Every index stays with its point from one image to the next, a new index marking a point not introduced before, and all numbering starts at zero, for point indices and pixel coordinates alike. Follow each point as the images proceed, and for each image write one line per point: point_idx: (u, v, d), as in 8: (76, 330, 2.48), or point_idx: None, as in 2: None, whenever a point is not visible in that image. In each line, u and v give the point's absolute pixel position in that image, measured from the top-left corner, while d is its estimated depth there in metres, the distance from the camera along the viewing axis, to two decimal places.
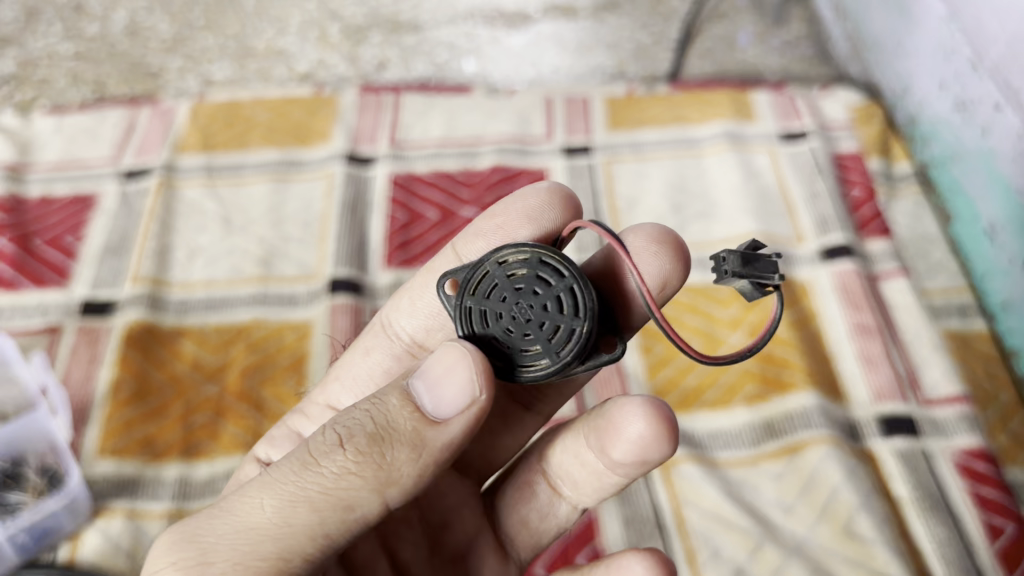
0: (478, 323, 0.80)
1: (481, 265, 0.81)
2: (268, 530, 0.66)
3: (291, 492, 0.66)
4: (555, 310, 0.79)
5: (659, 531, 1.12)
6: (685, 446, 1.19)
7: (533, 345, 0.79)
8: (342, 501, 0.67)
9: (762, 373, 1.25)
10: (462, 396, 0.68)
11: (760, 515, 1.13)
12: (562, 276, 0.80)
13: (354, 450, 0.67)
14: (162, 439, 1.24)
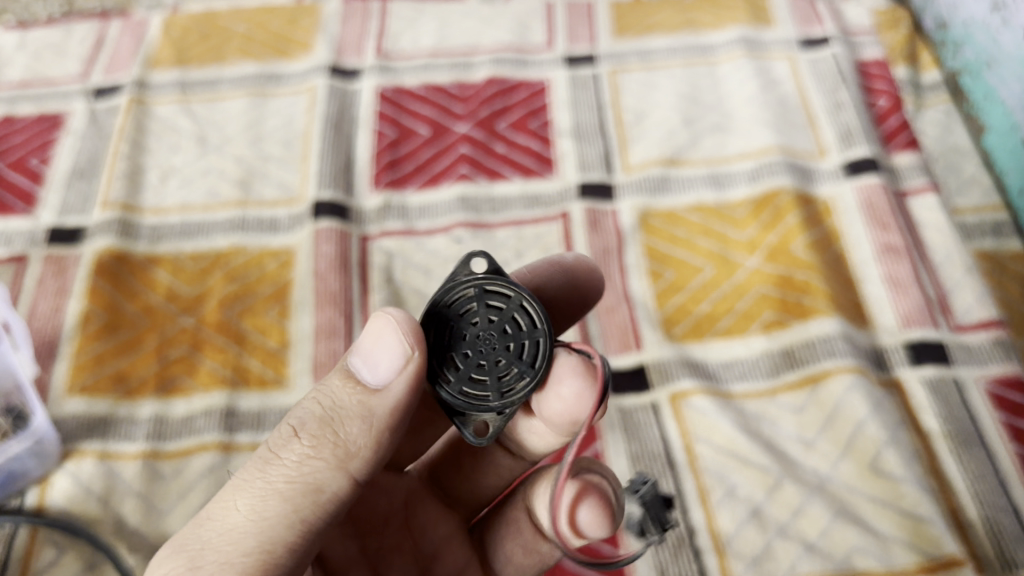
0: (455, 305, 0.72)
1: (515, 290, 0.72)
2: (248, 525, 0.63)
3: (259, 487, 0.64)
4: (496, 376, 0.71)
5: (669, 469, 1.04)
6: (696, 377, 1.11)
7: (457, 365, 0.72)
8: (310, 484, 0.64)
9: (782, 300, 1.16)
10: (397, 357, 0.66)
11: (778, 452, 1.04)
12: (534, 365, 0.71)
13: (306, 436, 0.66)
14: (136, 375, 1.15)
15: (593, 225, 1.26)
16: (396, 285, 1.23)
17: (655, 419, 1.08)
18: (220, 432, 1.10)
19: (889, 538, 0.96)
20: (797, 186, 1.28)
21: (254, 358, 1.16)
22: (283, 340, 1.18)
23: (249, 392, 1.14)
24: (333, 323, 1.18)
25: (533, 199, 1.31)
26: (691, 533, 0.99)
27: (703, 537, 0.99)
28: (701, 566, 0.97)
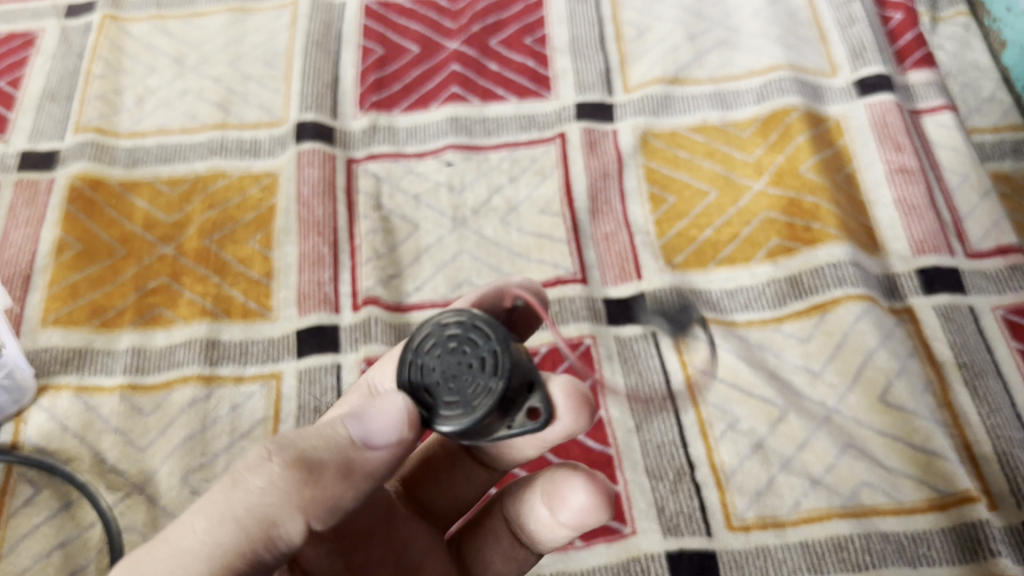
0: (418, 348, 0.62)
1: (465, 313, 0.61)
2: (199, 549, 0.53)
3: (219, 510, 0.54)
4: (466, 399, 0.59)
5: (669, 402, 1.00)
6: (699, 307, 1.06)
7: (429, 401, 0.60)
8: (268, 518, 0.54)
9: (789, 225, 1.10)
10: (394, 436, 0.57)
11: (783, 384, 1.00)
12: (496, 374, 0.59)
13: (279, 460, 0.54)
14: (113, 306, 1.10)
15: (591, 147, 1.20)
16: (385, 212, 1.17)
17: (654, 350, 1.03)
18: (200, 364, 1.05)
19: (898, 473, 0.93)
20: (807, 104, 1.22)
21: (235, 289, 1.11)
22: (266, 270, 1.12)
23: (231, 323, 1.09)
24: (319, 251, 1.13)
25: (528, 120, 1.24)
26: (691, 468, 0.95)
27: (704, 471, 0.95)
28: (701, 501, 0.93)
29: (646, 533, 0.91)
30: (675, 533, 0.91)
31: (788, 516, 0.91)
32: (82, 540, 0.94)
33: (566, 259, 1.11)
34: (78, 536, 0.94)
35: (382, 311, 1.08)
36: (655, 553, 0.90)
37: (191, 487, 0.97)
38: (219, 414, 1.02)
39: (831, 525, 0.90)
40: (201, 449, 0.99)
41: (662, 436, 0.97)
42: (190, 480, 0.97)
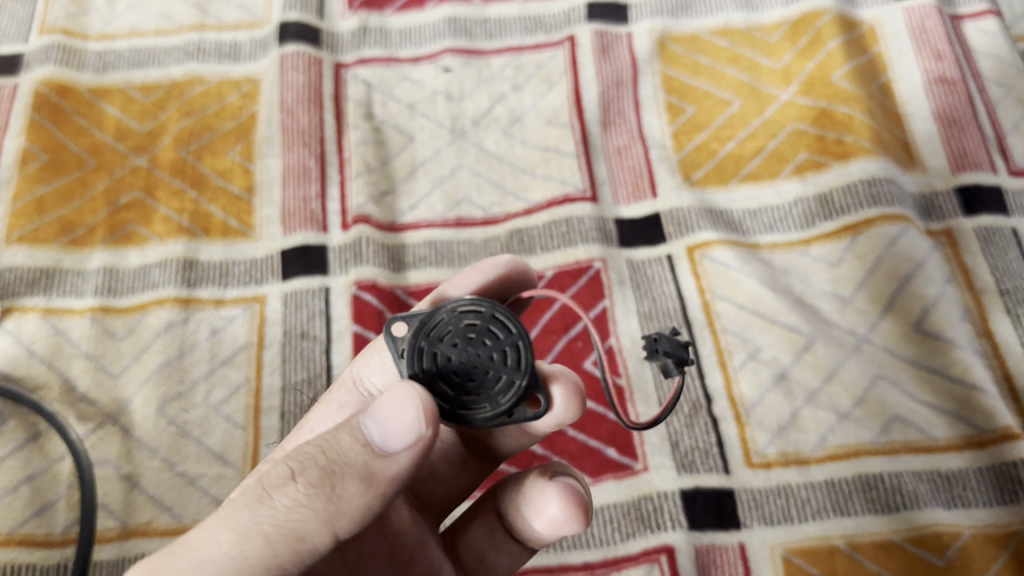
0: (429, 333, 0.56)
1: (484, 303, 0.56)
2: (225, 562, 0.48)
3: (245, 523, 0.49)
4: (484, 391, 0.55)
5: (685, 329, 0.92)
6: (721, 228, 0.97)
7: (444, 389, 0.55)
8: (292, 534, 0.48)
9: (820, 138, 1.01)
10: (417, 436, 0.50)
11: (808, 313, 0.92)
12: (521, 370, 0.55)
13: (302, 480, 0.49)
14: (83, 222, 1.01)
15: (604, 51, 1.10)
16: (377, 122, 1.08)
17: (669, 274, 0.95)
18: (178, 286, 0.97)
19: (932, 409, 0.86)
20: (840, 6, 1.11)
21: (215, 204, 1.02)
22: (248, 184, 1.04)
23: (211, 242, 1.00)
24: (306, 163, 1.04)
25: (534, 22, 1.13)
26: (708, 400, 0.88)
27: (722, 405, 0.88)
28: (719, 436, 0.86)
29: (659, 470, 0.84)
30: (691, 470, 0.84)
31: (812, 453, 0.85)
32: (52, 474, 0.87)
33: (575, 175, 1.02)
34: (46, 470, 0.87)
35: (374, 231, 0.99)
36: (669, 491, 0.83)
37: (167, 418, 0.89)
38: (198, 339, 0.94)
39: (858, 463, 0.84)
40: (178, 377, 0.92)
41: None
42: (167, 410, 0.90)
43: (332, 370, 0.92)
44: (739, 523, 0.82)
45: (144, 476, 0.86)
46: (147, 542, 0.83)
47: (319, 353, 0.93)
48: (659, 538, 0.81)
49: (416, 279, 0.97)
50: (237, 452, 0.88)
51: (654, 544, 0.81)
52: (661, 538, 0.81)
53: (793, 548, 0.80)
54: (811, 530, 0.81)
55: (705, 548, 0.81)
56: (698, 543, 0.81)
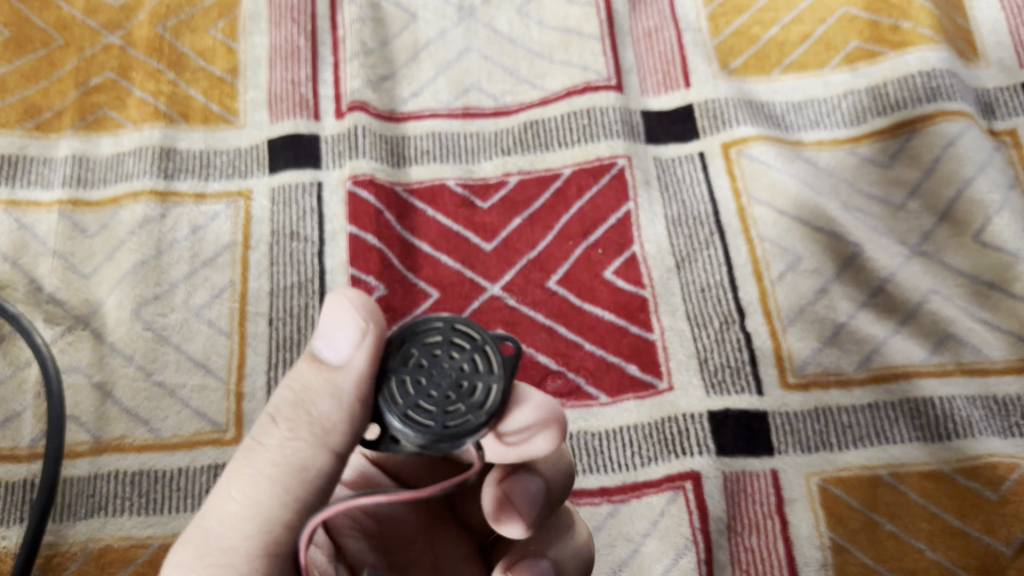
0: (486, 347, 0.47)
1: (502, 372, 0.46)
2: (240, 514, 0.45)
3: (248, 470, 0.46)
4: (407, 397, 0.46)
5: (718, 235, 0.83)
6: (762, 122, 0.88)
7: (423, 336, 0.47)
8: (288, 466, 0.45)
9: (873, 24, 0.91)
10: (354, 333, 0.45)
11: (854, 220, 0.83)
12: (399, 414, 0.46)
13: (280, 419, 0.46)
14: (51, 105, 0.91)
15: None
16: None
17: (702, 174, 0.86)
18: (155, 177, 0.88)
19: (989, 327, 0.78)
20: None
21: (195, 87, 0.92)
22: (232, 67, 0.93)
23: (191, 129, 0.90)
24: (298, 44, 0.94)
25: None
26: (742, 314, 0.79)
27: (757, 320, 0.79)
28: (752, 354, 0.78)
29: (685, 390, 0.76)
30: (720, 391, 0.76)
31: (855, 374, 0.77)
32: (18, 381, 0.79)
33: (599, 61, 0.91)
34: (11, 378, 0.79)
35: (372, 120, 0.89)
36: (696, 413, 0.75)
37: (144, 322, 0.81)
38: (178, 237, 0.85)
39: (905, 386, 0.76)
40: (155, 278, 0.83)
41: (707, 278, 0.81)
42: (143, 314, 0.81)
43: (326, 274, 0.83)
44: (772, 449, 0.74)
45: (117, 385, 0.78)
46: (121, 458, 0.75)
47: (310, 256, 0.84)
48: (684, 464, 0.73)
49: (419, 175, 0.88)
50: (220, 361, 0.80)
51: (678, 470, 0.73)
52: (686, 464, 0.73)
53: (831, 477, 0.73)
54: (851, 457, 0.74)
55: (734, 476, 0.73)
56: (726, 470, 0.73)
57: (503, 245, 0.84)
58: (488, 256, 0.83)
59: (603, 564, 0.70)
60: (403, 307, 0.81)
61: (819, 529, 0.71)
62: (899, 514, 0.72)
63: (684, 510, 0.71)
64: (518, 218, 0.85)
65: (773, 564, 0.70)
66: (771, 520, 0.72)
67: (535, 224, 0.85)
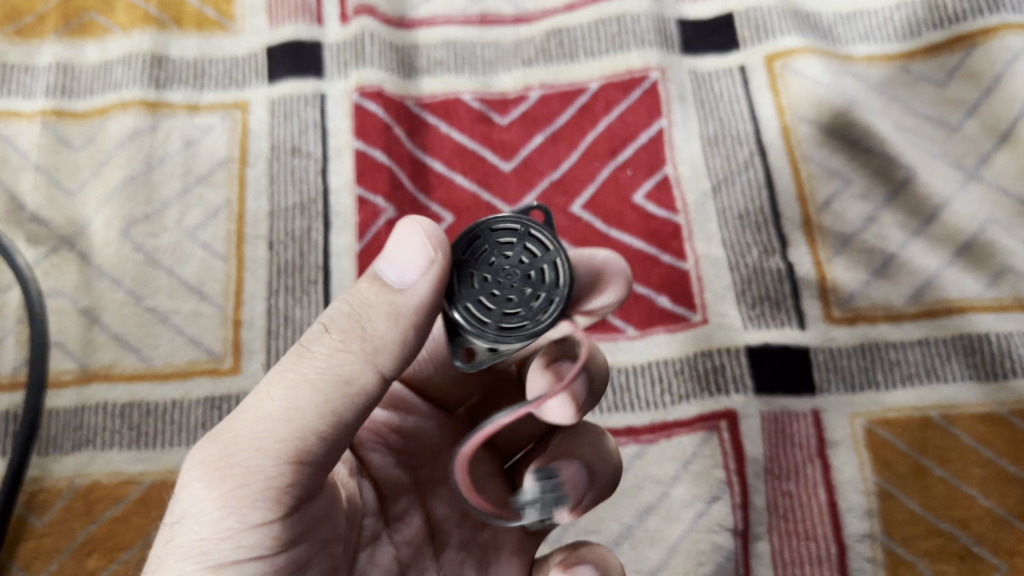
0: (528, 230, 0.44)
1: (554, 238, 0.43)
2: (277, 414, 0.40)
3: (289, 376, 0.41)
4: (488, 308, 0.43)
5: (759, 156, 0.76)
6: (809, 34, 0.81)
7: (472, 254, 0.44)
8: (333, 377, 0.41)
9: None
10: (421, 259, 0.41)
11: (907, 142, 0.76)
12: (490, 327, 0.42)
13: (334, 328, 0.42)
14: (31, 8, 0.84)
15: None
16: None
17: (742, 89, 0.79)
18: (145, 86, 0.81)
19: None
20: None
21: None
22: None
23: (183, 34, 0.83)
24: None
25: None
26: (783, 243, 0.73)
27: (800, 250, 0.73)
28: (794, 286, 0.71)
29: (721, 322, 0.70)
30: (759, 324, 0.70)
31: (905, 308, 0.71)
32: None
33: None
34: None
35: (381, 27, 0.82)
36: (734, 347, 0.69)
37: (133, 244, 0.75)
38: (170, 151, 0.79)
39: (960, 321, 0.70)
40: (146, 196, 0.77)
41: (746, 204, 0.74)
42: (132, 234, 0.75)
43: (330, 194, 0.76)
44: (815, 388, 0.68)
45: (105, 311, 0.73)
46: (110, 389, 0.70)
47: (314, 174, 0.77)
48: (718, 402, 0.68)
49: (431, 87, 0.81)
50: (216, 286, 0.74)
51: (712, 409, 0.67)
52: (720, 403, 0.68)
53: (878, 418, 0.68)
54: (899, 397, 0.68)
55: (773, 415, 0.67)
56: (766, 409, 0.67)
57: (523, 165, 0.77)
58: (507, 177, 0.77)
59: (630, 508, 0.65)
60: None
61: (864, 473, 0.66)
62: (951, 459, 0.66)
63: (718, 451, 0.66)
64: (539, 135, 0.78)
65: (812, 511, 0.65)
66: (811, 464, 0.66)
67: (559, 142, 0.78)
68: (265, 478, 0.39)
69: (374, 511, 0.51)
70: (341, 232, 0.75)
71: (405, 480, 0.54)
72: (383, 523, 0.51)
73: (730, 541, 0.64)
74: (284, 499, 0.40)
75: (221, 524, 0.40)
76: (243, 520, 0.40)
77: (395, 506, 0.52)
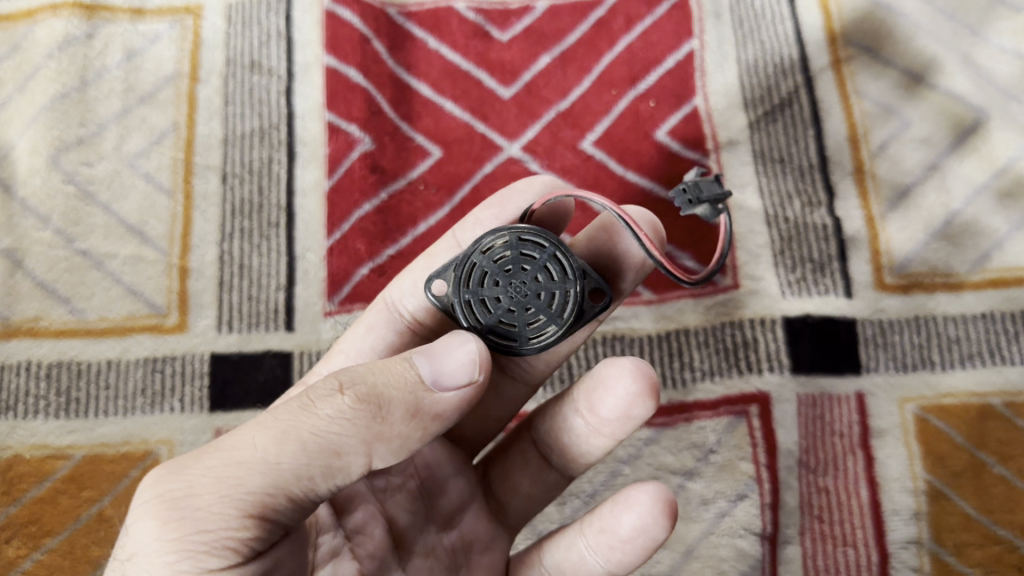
0: (466, 285, 0.47)
1: (463, 264, 0.47)
2: (255, 466, 0.37)
3: (284, 426, 0.38)
4: (549, 302, 0.47)
5: (807, 88, 0.69)
6: None
7: (505, 326, 0.47)
8: (326, 446, 0.38)
9: None
10: (458, 373, 0.40)
11: (977, 79, 0.68)
12: (570, 278, 0.47)
13: (351, 391, 0.38)
14: None
15: None
16: None
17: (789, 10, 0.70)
18: None
19: None
20: None
21: None
22: None
23: None
24: None
25: None
26: (830, 193, 0.66)
27: (849, 203, 0.66)
28: (841, 245, 0.65)
29: (756, 288, 0.64)
30: (799, 291, 0.63)
31: (968, 275, 0.63)
32: None
33: None
34: None
35: None
36: (768, 318, 0.63)
37: (64, 174, 0.68)
38: (108, 64, 0.71)
39: None
40: (79, 116, 0.69)
41: (787, 145, 0.67)
42: (62, 163, 0.68)
43: (295, 119, 0.69)
44: (859, 367, 0.61)
45: (30, 255, 0.66)
46: (34, 346, 0.63)
47: (276, 94, 0.70)
48: (749, 383, 0.61)
49: None
50: (159, 227, 0.67)
51: (740, 391, 0.61)
52: (751, 383, 0.61)
53: (933, 405, 0.60)
54: (957, 380, 0.61)
55: (810, 399, 0.61)
56: (801, 391, 0.61)
57: (526, 90, 0.70)
58: (506, 105, 0.70)
59: None
60: (395, 168, 0.68)
61: (914, 470, 0.59)
62: (1013, 453, 0.59)
63: (747, 441, 0.60)
64: (545, 56, 0.71)
65: (852, 511, 0.58)
66: (852, 456, 0.59)
67: (568, 65, 0.70)
68: (224, 529, 0.36)
69: (330, 527, 0.44)
70: (308, 165, 0.68)
71: (360, 487, 0.47)
72: (342, 538, 0.44)
73: (757, 546, 0.58)
74: (239, 555, 0.37)
75: (170, 566, 0.36)
76: (194, 566, 0.36)
77: (352, 518, 0.46)
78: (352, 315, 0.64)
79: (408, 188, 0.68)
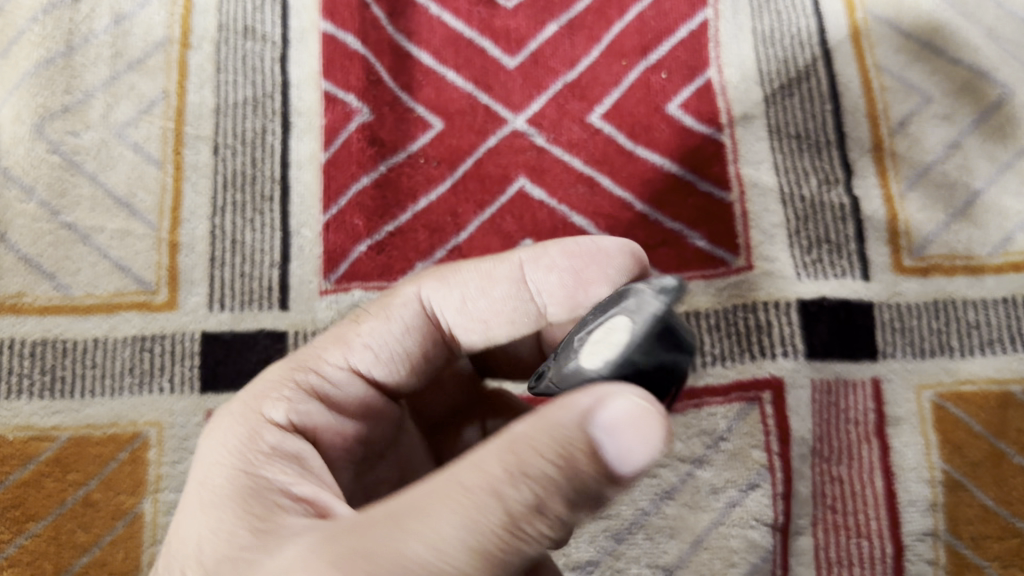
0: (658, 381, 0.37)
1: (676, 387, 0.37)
2: (453, 551, 0.34)
3: (452, 510, 0.34)
4: None
5: (824, 61, 0.67)
6: None
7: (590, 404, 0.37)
8: (499, 532, 0.34)
9: None
10: (652, 451, 0.35)
11: (1002, 54, 0.66)
12: None
13: (537, 475, 0.34)
14: None
15: None
16: None
17: None
18: None
19: None
20: None
21: None
22: None
23: None
24: None
25: None
26: (848, 172, 0.64)
27: (867, 180, 0.64)
28: (859, 226, 0.63)
29: (769, 271, 0.62)
30: (814, 273, 0.62)
31: (989, 259, 0.62)
32: None
33: None
34: None
35: None
36: (783, 301, 0.61)
37: (48, 143, 0.65)
38: (95, 28, 0.68)
39: None
40: (65, 83, 0.67)
41: (804, 121, 0.65)
42: (47, 132, 0.65)
43: (290, 88, 0.67)
44: (876, 352, 0.60)
45: (13, 228, 0.63)
46: (17, 323, 0.61)
47: (270, 61, 0.67)
48: (762, 368, 0.60)
49: None
50: (148, 199, 0.64)
51: (753, 376, 0.60)
52: (764, 369, 0.60)
53: (950, 392, 0.59)
54: (977, 367, 0.60)
55: (825, 386, 0.60)
56: (817, 377, 0.60)
57: (532, 59, 0.68)
58: (510, 75, 0.68)
59: (646, 491, 0.59)
60: (395, 140, 0.66)
61: (930, 459, 0.58)
62: None
63: (759, 429, 0.59)
64: (553, 24, 0.69)
65: (866, 502, 0.58)
66: (866, 444, 0.59)
67: (575, 34, 0.68)
68: None
69: None
70: (304, 136, 0.66)
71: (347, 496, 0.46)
72: None
73: (769, 538, 0.57)
74: None
75: None
76: None
77: None
78: (350, 294, 0.62)
79: (409, 162, 0.65)
